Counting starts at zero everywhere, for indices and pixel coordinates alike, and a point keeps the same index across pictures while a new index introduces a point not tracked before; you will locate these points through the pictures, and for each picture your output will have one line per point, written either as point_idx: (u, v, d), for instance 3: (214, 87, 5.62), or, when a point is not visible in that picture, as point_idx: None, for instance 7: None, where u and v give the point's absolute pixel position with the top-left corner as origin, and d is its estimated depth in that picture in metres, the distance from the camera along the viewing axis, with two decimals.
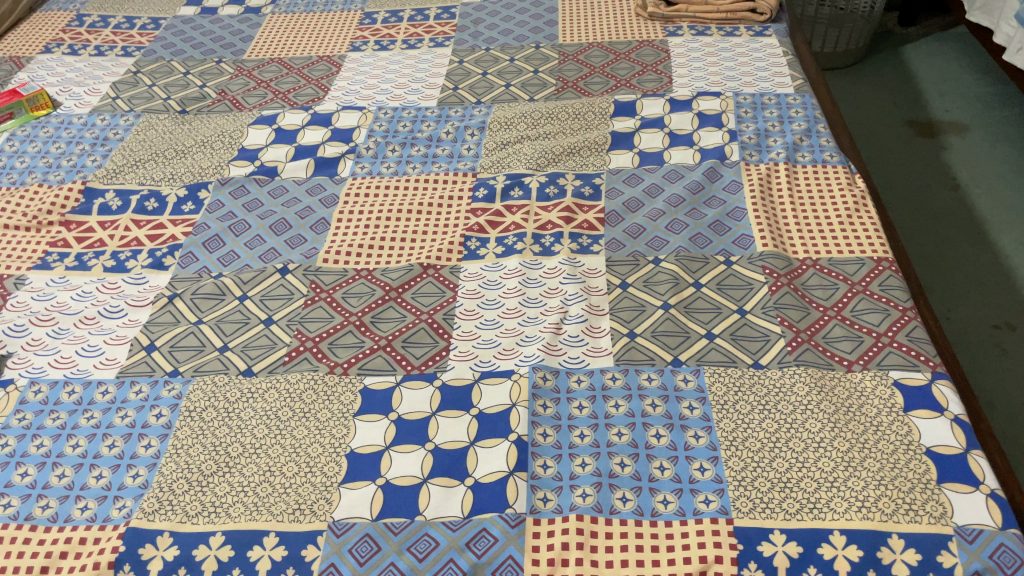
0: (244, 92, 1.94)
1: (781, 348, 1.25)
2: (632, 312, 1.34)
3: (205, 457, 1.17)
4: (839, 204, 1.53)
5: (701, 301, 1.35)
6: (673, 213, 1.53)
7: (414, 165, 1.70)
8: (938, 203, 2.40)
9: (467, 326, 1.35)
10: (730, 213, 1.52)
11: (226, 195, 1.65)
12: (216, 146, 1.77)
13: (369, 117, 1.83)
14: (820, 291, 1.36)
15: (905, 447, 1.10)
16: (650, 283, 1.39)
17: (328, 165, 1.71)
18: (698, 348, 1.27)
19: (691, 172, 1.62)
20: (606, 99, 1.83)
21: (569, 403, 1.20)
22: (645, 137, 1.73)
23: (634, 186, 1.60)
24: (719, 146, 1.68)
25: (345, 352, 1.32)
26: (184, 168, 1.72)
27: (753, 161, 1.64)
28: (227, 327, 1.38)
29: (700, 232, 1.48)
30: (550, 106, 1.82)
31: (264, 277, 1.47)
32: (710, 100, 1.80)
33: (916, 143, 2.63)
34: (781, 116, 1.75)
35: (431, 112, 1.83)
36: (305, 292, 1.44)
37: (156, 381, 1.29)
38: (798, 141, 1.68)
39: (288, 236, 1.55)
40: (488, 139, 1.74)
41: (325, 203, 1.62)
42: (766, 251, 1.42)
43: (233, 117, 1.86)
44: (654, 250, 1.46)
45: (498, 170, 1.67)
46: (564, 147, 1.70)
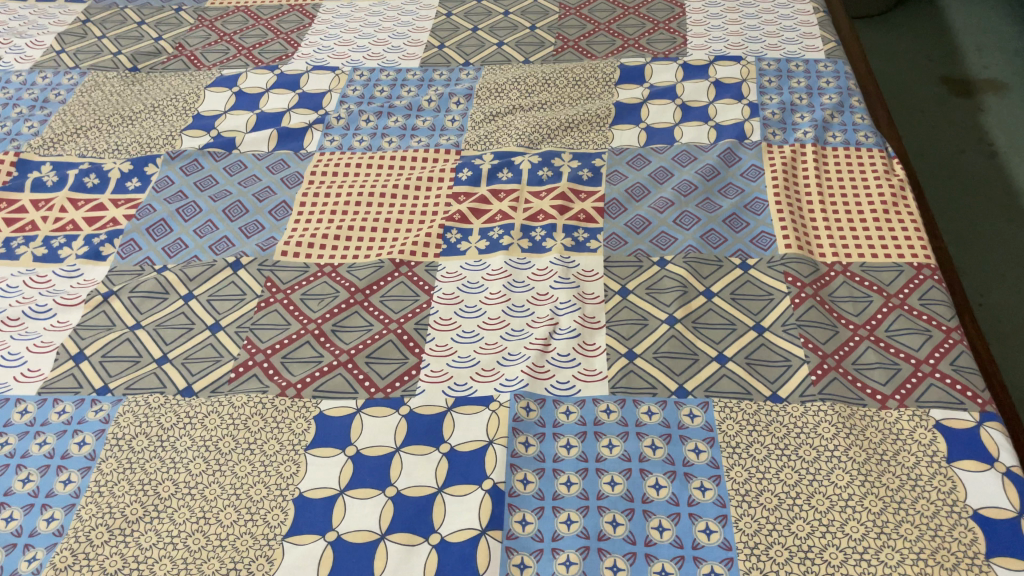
0: (205, 47, 1.73)
1: (804, 378, 1.08)
2: (631, 326, 1.16)
3: (130, 498, 1.01)
4: (874, 196, 1.33)
5: (712, 315, 1.17)
6: (683, 203, 1.34)
7: (391, 139, 1.50)
8: (973, 172, 2.19)
9: (442, 338, 1.18)
10: (748, 204, 1.33)
11: (176, 171, 1.46)
12: (168, 112, 1.57)
13: (342, 80, 1.62)
14: (850, 305, 1.17)
15: (949, 509, 0.93)
16: (654, 291, 1.21)
17: (294, 137, 1.51)
18: (707, 374, 1.09)
19: (705, 154, 1.42)
20: (610, 63, 1.62)
21: (555, 441, 1.03)
22: (654, 110, 1.52)
23: (639, 169, 1.41)
24: (737, 122, 1.47)
25: (301, 369, 1.15)
26: (131, 137, 1.52)
27: (777, 141, 1.43)
28: (167, 334, 1.21)
29: (713, 228, 1.29)
30: (546, 70, 1.61)
31: (213, 273, 1.29)
32: (728, 66, 1.59)
33: (950, 103, 2.40)
34: (809, 86, 1.53)
35: (412, 75, 1.62)
36: (259, 292, 1.26)
37: (83, 401, 1.13)
38: (829, 118, 1.47)
39: (244, 223, 1.36)
40: (475, 109, 1.54)
41: (287, 183, 1.43)
42: (789, 254, 1.23)
43: (189, 76, 1.65)
44: (659, 249, 1.27)
45: (485, 147, 1.47)
46: (560, 121, 1.50)
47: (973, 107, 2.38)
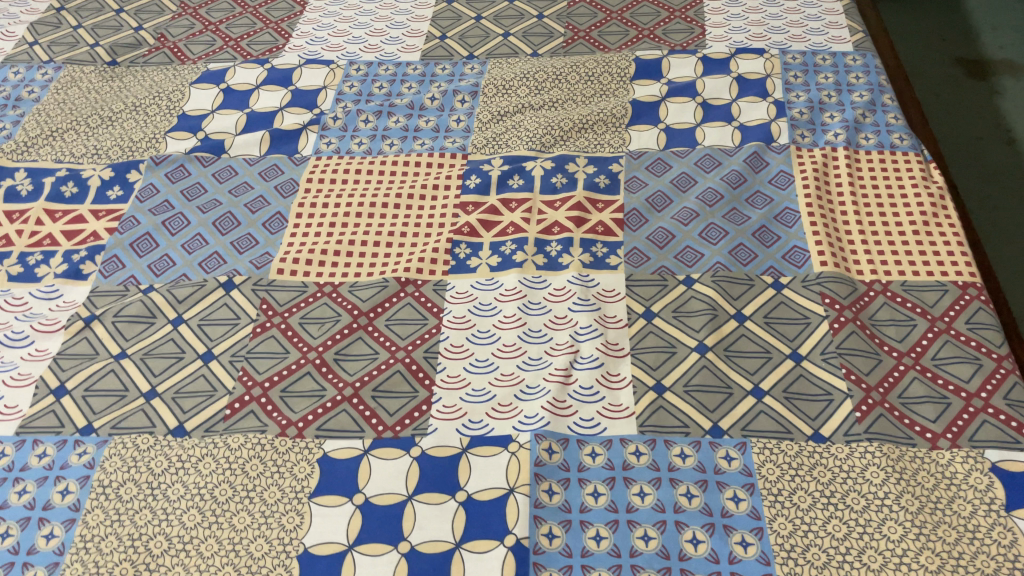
0: (188, 38, 1.61)
1: (847, 415, 1.00)
2: (658, 355, 1.08)
3: (120, 556, 0.93)
4: (913, 205, 1.24)
5: (745, 342, 1.08)
6: (709, 214, 1.25)
7: (392, 142, 1.40)
8: (992, 158, 2.09)
9: (454, 368, 1.09)
10: (778, 215, 1.24)
11: (161, 178, 1.35)
12: (151, 111, 1.46)
13: (337, 75, 1.51)
14: (892, 330, 1.09)
15: (1010, 567, 0.87)
16: (681, 314, 1.12)
17: (287, 139, 1.41)
18: (743, 411, 1.01)
19: (730, 159, 1.32)
20: (624, 56, 1.51)
21: (582, 488, 0.95)
22: (673, 108, 1.42)
23: (659, 175, 1.31)
24: (763, 123, 1.38)
25: (302, 405, 1.06)
26: (111, 140, 1.41)
27: (806, 144, 1.34)
28: (155, 365, 1.11)
29: (742, 242, 1.20)
30: (556, 64, 1.50)
31: (203, 294, 1.19)
32: (751, 60, 1.49)
33: (966, 86, 2.30)
34: (838, 82, 1.44)
35: (413, 70, 1.52)
36: (254, 315, 1.17)
37: (65, 442, 1.04)
38: (861, 118, 1.38)
39: (236, 237, 1.27)
40: (481, 107, 1.44)
41: (282, 192, 1.33)
42: (825, 272, 1.15)
43: (173, 71, 1.54)
44: (685, 266, 1.18)
45: (493, 150, 1.37)
46: (573, 122, 1.40)
47: (990, 90, 2.28)
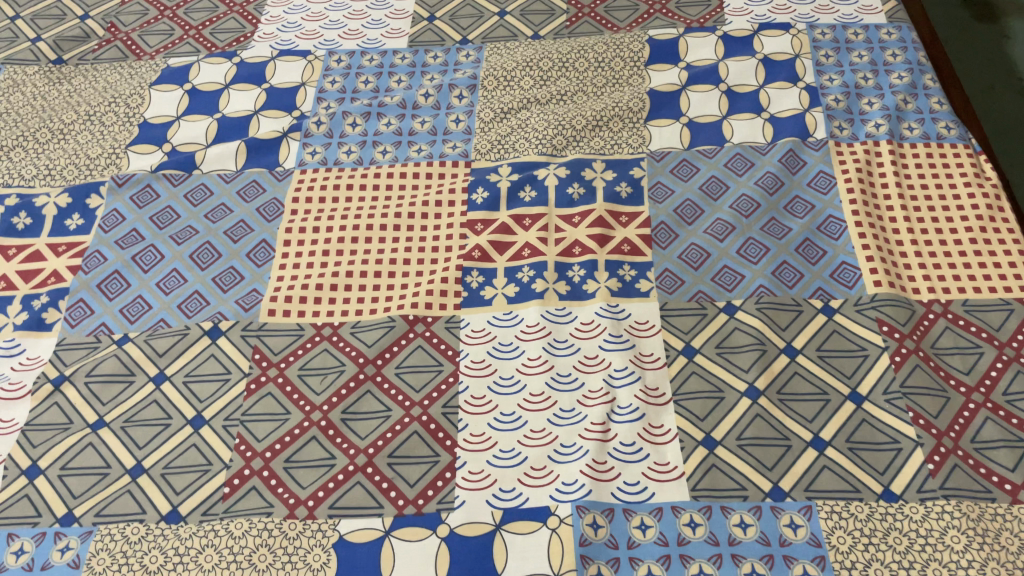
0: (142, 27, 1.43)
1: (919, 468, 0.91)
2: (704, 401, 0.97)
3: None
4: (968, 208, 1.13)
5: (799, 383, 0.98)
6: (745, 226, 1.12)
7: (384, 149, 1.25)
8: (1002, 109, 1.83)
9: (477, 425, 0.98)
10: (821, 225, 1.12)
11: (126, 203, 1.20)
12: (107, 120, 1.29)
13: (316, 69, 1.35)
14: (958, 360, 0.99)
15: None
16: (726, 351, 1.01)
17: (266, 150, 1.25)
18: (805, 468, 0.91)
19: (763, 158, 1.20)
20: (636, 36, 1.36)
21: (634, 569, 0.86)
22: (695, 98, 1.28)
23: (687, 180, 1.18)
24: (796, 113, 1.24)
25: (311, 478, 0.94)
26: (65, 157, 1.25)
27: (845, 137, 1.21)
28: (139, 434, 0.99)
29: (786, 260, 1.09)
30: (561, 48, 1.35)
31: (186, 344, 1.06)
32: (776, 37, 1.34)
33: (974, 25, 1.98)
34: (874, 62, 1.31)
35: (402, 59, 1.35)
36: (246, 369, 1.03)
37: (44, 536, 0.92)
38: (902, 104, 1.25)
39: (218, 272, 1.12)
40: (482, 103, 1.29)
41: (265, 215, 1.18)
42: (879, 294, 1.04)
43: (128, 69, 1.36)
44: (724, 291, 1.07)
45: (499, 156, 1.23)
46: (586, 119, 1.26)
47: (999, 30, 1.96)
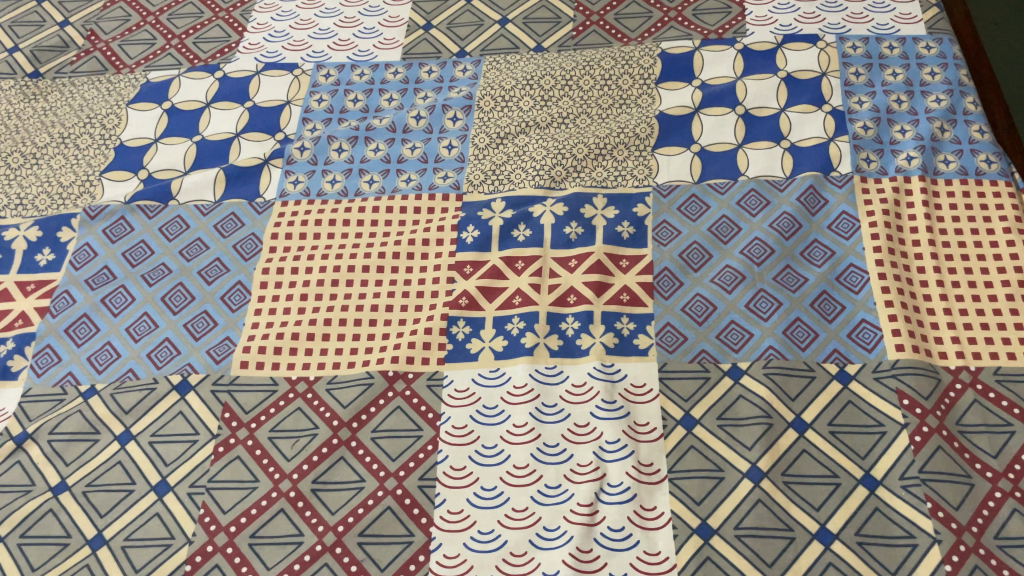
0: (123, 35, 1.35)
1: (934, 569, 0.82)
2: (701, 482, 0.90)
3: None
4: (1006, 258, 1.02)
5: (807, 464, 0.90)
6: (757, 275, 1.03)
7: (371, 178, 1.16)
8: None
9: (456, 501, 0.91)
10: (840, 275, 1.02)
11: (98, 236, 1.13)
12: (82, 143, 1.22)
13: (302, 85, 1.26)
14: (985, 440, 0.90)
15: None
16: (728, 423, 0.93)
17: (245, 178, 1.18)
18: (808, 565, 0.84)
19: (780, 195, 1.09)
20: (648, 49, 1.25)
21: None
22: (709, 122, 1.17)
23: (695, 220, 1.09)
24: (820, 143, 1.13)
25: (277, 556, 0.89)
26: (37, 184, 1.18)
27: (872, 171, 1.10)
28: (101, 501, 0.94)
29: (799, 317, 0.99)
30: (566, 63, 1.24)
31: (154, 400, 1.00)
32: (802, 51, 1.22)
33: None
34: (909, 81, 1.18)
35: (394, 75, 1.26)
36: (214, 430, 0.98)
37: None
38: (938, 132, 1.13)
39: (190, 317, 1.06)
40: (477, 126, 1.19)
41: (242, 253, 1.11)
42: (901, 362, 0.95)
43: (106, 85, 1.28)
44: (730, 351, 0.98)
45: (494, 188, 1.14)
46: (588, 145, 1.16)
47: None
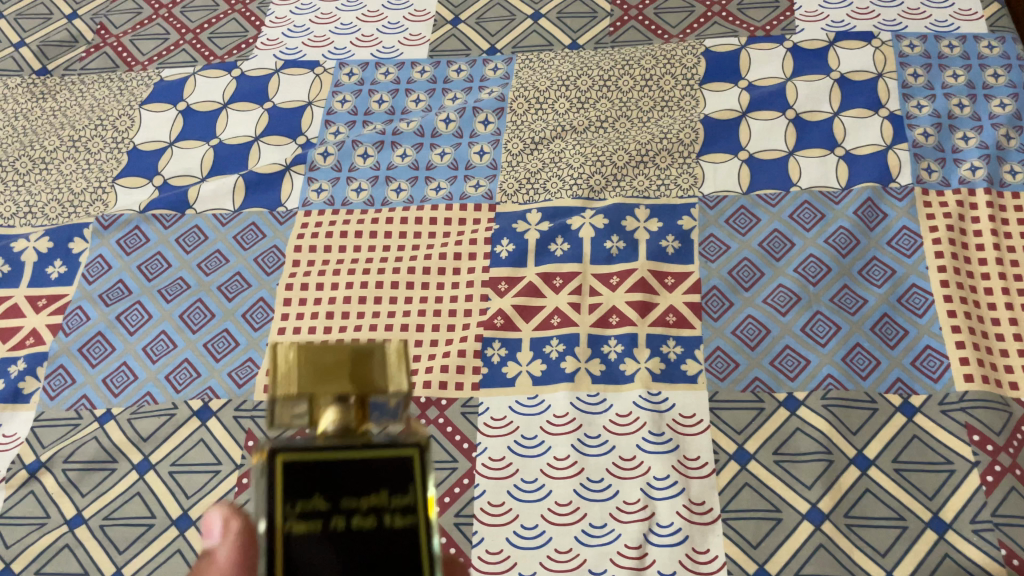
0: (134, 30, 1.28)
1: None
2: (758, 524, 0.84)
3: None
4: None
5: (871, 505, 0.84)
6: (812, 296, 0.97)
7: (398, 186, 1.10)
8: None
9: (495, 540, 0.86)
10: (902, 297, 0.96)
11: (112, 248, 1.08)
12: (93, 146, 1.16)
13: (324, 85, 1.19)
14: None
15: None
16: (785, 459, 0.87)
17: (266, 185, 1.11)
18: None
19: (836, 208, 1.03)
20: (690, 47, 1.17)
21: None
22: (757, 127, 1.10)
23: (744, 234, 1.02)
24: (877, 151, 1.06)
25: None
26: (47, 190, 1.12)
27: (934, 182, 1.03)
28: (119, 536, 0.88)
29: (858, 342, 0.93)
30: (602, 62, 1.17)
31: (174, 427, 0.95)
32: (856, 50, 1.15)
33: None
34: (971, 84, 1.11)
35: (421, 74, 1.19)
36: (238, 459, 0.92)
37: None
38: (1003, 140, 1.06)
39: (210, 336, 1.00)
40: (510, 131, 1.13)
41: (263, 267, 1.05)
42: (970, 394, 0.89)
43: (117, 83, 1.22)
44: (785, 379, 0.92)
45: (528, 198, 1.08)
46: (629, 152, 1.09)
47: None
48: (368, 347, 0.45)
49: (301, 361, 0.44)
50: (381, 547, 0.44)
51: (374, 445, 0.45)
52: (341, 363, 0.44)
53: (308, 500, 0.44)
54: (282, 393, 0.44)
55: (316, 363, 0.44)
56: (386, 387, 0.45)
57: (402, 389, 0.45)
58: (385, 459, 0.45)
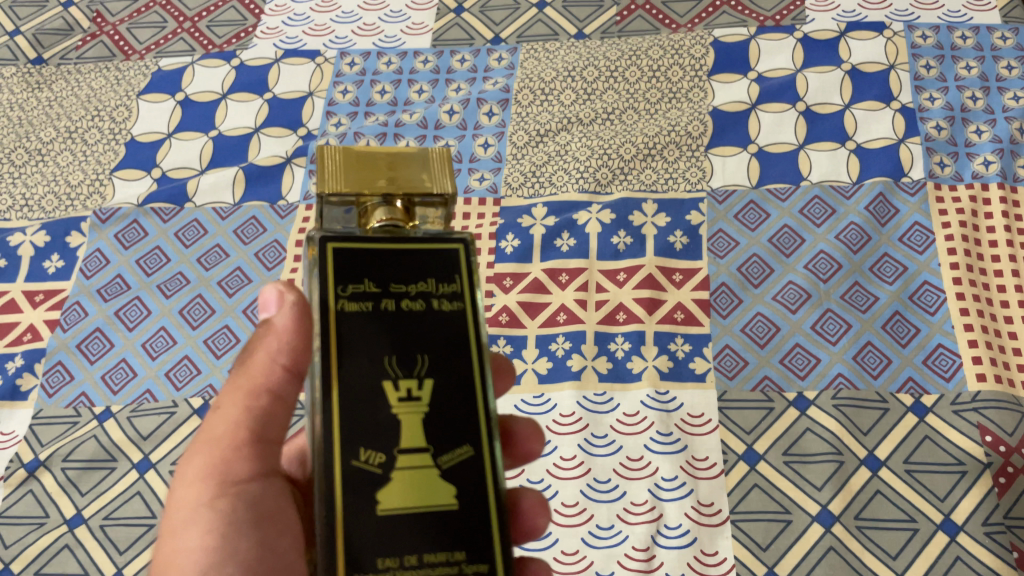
0: (131, 18, 1.25)
1: None
2: (767, 526, 0.83)
3: None
4: None
5: (882, 506, 0.83)
6: (822, 293, 0.95)
7: None
8: None
9: None
10: (914, 294, 0.94)
11: (110, 241, 1.06)
12: (91, 137, 1.14)
13: (325, 75, 1.17)
14: None
15: None
16: (794, 460, 0.86)
17: (267, 178, 1.09)
18: None
19: (846, 204, 1.01)
20: (698, 37, 1.15)
21: None
22: (767, 120, 1.08)
23: (753, 229, 1.01)
24: (888, 144, 1.04)
25: None
26: (43, 183, 1.11)
27: (946, 177, 1.02)
28: (120, 536, 0.87)
29: (870, 340, 0.92)
30: (609, 52, 1.15)
31: (174, 425, 0.93)
32: (867, 41, 1.12)
33: None
34: (985, 76, 1.09)
35: (424, 64, 1.17)
36: None
37: None
38: (1017, 134, 1.04)
39: (210, 332, 0.99)
40: (515, 123, 1.11)
41: (265, 262, 1.03)
42: (983, 394, 0.88)
43: (114, 72, 1.19)
44: (795, 377, 0.91)
45: (534, 192, 1.06)
46: (636, 145, 1.07)
47: None
48: (413, 159, 0.57)
49: (352, 171, 0.55)
50: (429, 321, 0.50)
51: (412, 240, 0.53)
52: (387, 166, 0.56)
53: (357, 285, 0.51)
54: (336, 190, 0.54)
55: (367, 172, 0.55)
56: (432, 188, 0.56)
57: (445, 189, 0.56)
58: (425, 253, 0.53)
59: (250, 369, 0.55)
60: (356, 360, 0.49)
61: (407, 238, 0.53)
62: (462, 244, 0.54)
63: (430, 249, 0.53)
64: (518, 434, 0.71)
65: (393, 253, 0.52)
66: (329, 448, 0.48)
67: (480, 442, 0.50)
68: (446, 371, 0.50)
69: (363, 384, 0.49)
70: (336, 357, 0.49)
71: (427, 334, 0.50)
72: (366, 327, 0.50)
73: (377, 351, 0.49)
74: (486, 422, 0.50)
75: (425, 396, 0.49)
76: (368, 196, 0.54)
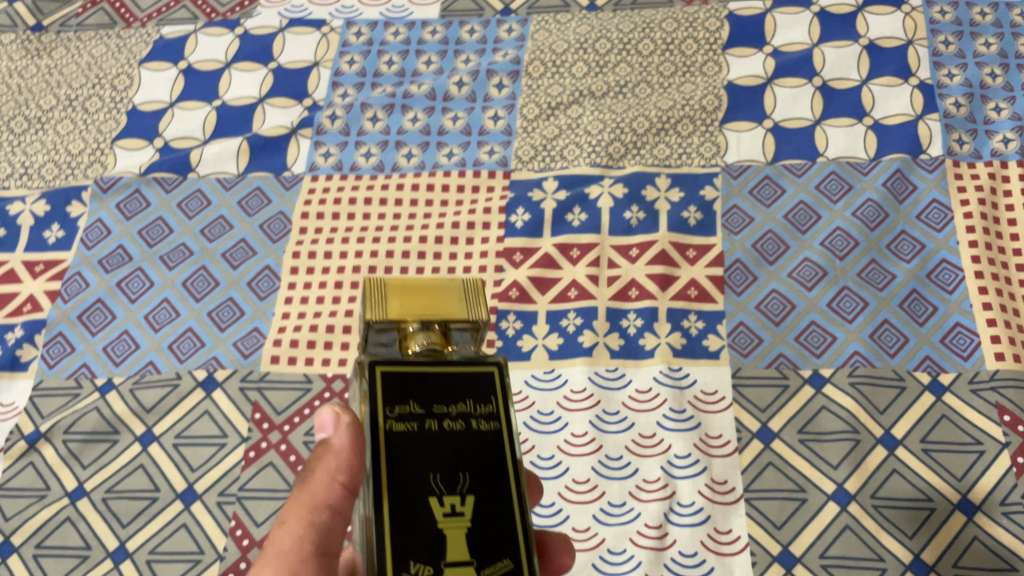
0: None
1: None
2: (782, 505, 0.82)
3: None
4: None
5: (899, 485, 0.82)
6: (838, 271, 0.94)
7: (409, 152, 1.06)
8: None
9: None
10: (931, 272, 0.93)
11: (111, 211, 1.04)
12: (91, 106, 1.11)
13: (331, 45, 1.15)
14: None
15: None
16: (810, 439, 0.85)
17: (272, 149, 1.07)
18: None
19: (863, 180, 0.99)
20: (713, 10, 1.13)
21: None
22: (782, 95, 1.06)
23: (768, 205, 0.99)
24: (906, 121, 1.02)
25: None
26: (43, 152, 1.08)
27: (965, 154, 1.00)
28: (123, 509, 0.86)
29: (886, 319, 0.90)
30: (622, 25, 1.12)
31: (178, 398, 0.92)
32: (885, 15, 1.10)
33: None
34: (1004, 53, 1.07)
35: (432, 34, 1.15)
36: (244, 433, 0.89)
37: None
38: None
39: (215, 304, 0.97)
40: (526, 96, 1.09)
41: (270, 234, 1.01)
42: (1001, 373, 0.86)
43: (115, 40, 1.17)
44: (810, 355, 0.89)
45: (545, 165, 1.04)
46: (649, 119, 1.05)
47: None
48: (451, 286, 0.54)
49: (391, 296, 0.53)
50: (470, 446, 0.51)
51: (454, 360, 0.53)
52: (424, 290, 0.53)
53: (403, 406, 0.51)
54: (372, 316, 0.52)
55: (404, 300, 0.53)
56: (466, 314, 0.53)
57: (480, 317, 0.53)
58: (467, 373, 0.53)
59: (310, 484, 0.52)
60: (404, 477, 0.50)
61: (443, 363, 0.53)
62: (498, 365, 0.54)
63: (466, 373, 0.53)
64: (551, 546, 0.64)
65: (436, 376, 0.52)
66: (380, 565, 0.48)
67: (518, 555, 0.50)
68: (487, 489, 0.51)
69: (411, 502, 0.49)
70: (385, 475, 0.49)
71: (467, 453, 0.51)
72: (412, 449, 0.50)
73: (423, 469, 0.50)
74: (524, 539, 0.51)
75: (467, 510, 0.50)
76: (408, 321, 0.52)
